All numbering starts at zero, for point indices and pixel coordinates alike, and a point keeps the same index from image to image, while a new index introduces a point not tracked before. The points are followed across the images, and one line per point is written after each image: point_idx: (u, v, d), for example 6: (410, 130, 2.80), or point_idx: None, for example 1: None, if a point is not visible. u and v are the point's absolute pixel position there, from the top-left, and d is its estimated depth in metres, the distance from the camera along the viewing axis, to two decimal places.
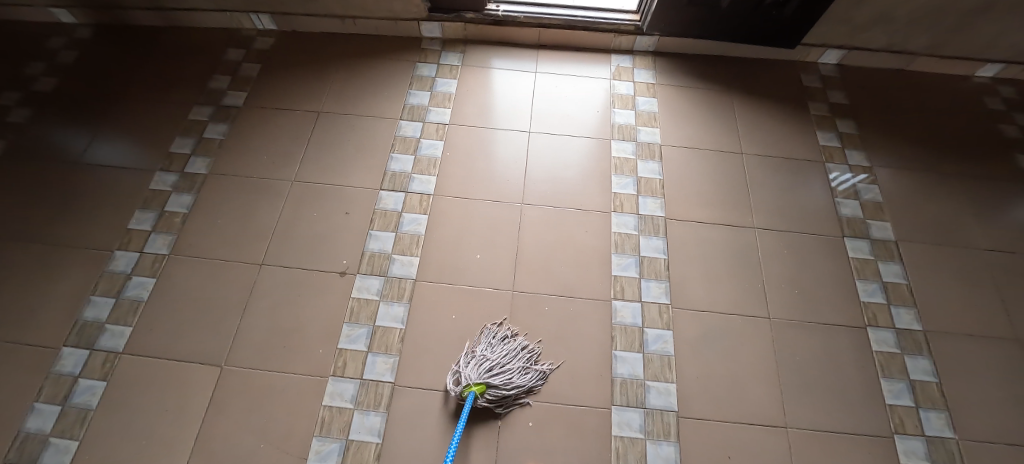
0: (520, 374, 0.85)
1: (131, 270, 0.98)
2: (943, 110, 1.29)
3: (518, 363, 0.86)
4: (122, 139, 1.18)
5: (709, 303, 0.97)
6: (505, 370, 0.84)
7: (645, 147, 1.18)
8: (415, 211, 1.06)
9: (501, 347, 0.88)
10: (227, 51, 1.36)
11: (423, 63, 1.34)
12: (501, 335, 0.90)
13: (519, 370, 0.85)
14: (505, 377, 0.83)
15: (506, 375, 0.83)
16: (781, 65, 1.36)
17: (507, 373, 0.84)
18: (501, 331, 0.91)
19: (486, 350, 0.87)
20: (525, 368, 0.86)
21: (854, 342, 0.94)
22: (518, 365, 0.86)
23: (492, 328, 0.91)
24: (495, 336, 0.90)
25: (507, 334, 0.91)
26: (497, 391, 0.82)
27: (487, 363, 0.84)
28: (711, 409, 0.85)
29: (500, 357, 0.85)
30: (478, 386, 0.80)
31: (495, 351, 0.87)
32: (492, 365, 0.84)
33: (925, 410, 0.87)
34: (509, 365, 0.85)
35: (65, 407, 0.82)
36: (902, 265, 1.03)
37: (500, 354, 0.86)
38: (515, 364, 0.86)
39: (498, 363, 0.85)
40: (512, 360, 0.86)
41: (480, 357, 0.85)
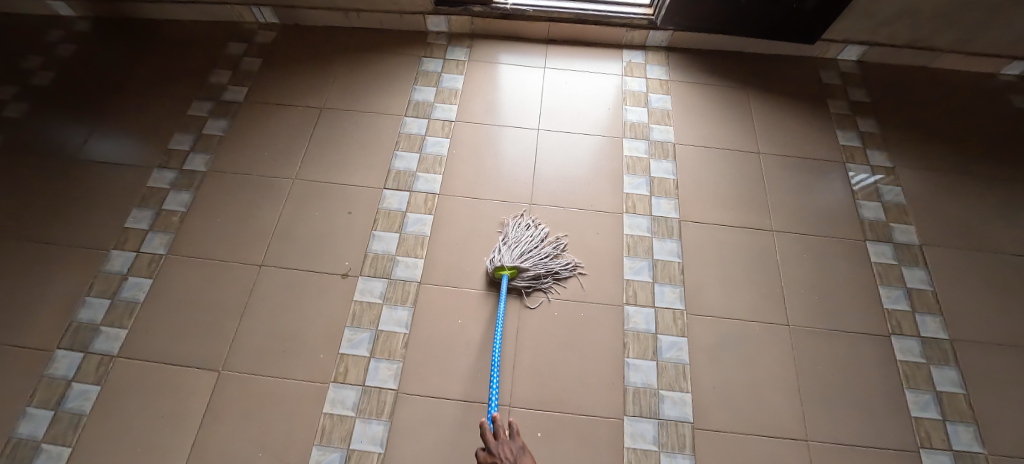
0: (550, 266, 0.94)
1: (127, 270, 0.95)
2: (968, 108, 1.24)
3: (546, 255, 0.95)
4: (119, 134, 1.14)
5: (726, 309, 0.93)
6: (536, 262, 0.94)
7: (658, 145, 1.14)
8: (420, 211, 1.03)
9: (529, 238, 0.97)
10: (228, 45, 1.32)
11: (429, 57, 1.30)
12: (526, 223, 1.00)
13: (549, 262, 0.95)
14: (535, 267, 0.93)
15: (534, 261, 0.94)
16: (799, 62, 1.31)
17: (538, 265, 0.94)
18: (524, 220, 1.01)
19: (513, 235, 0.97)
20: (552, 259, 0.96)
21: (878, 351, 0.90)
22: (546, 255, 0.95)
23: (520, 217, 1.01)
24: (520, 222, 1.00)
25: (531, 222, 1.01)
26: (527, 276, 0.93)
27: (519, 251, 0.94)
28: (728, 421, 0.81)
29: (527, 241, 0.96)
30: (510, 272, 0.91)
31: (523, 241, 0.96)
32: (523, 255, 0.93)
33: (953, 423, 0.82)
34: (538, 256, 0.95)
35: (58, 412, 0.79)
36: (928, 271, 0.99)
37: (526, 239, 0.97)
38: (542, 251, 0.96)
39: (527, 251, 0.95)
40: (543, 251, 0.96)
41: (511, 247, 0.94)
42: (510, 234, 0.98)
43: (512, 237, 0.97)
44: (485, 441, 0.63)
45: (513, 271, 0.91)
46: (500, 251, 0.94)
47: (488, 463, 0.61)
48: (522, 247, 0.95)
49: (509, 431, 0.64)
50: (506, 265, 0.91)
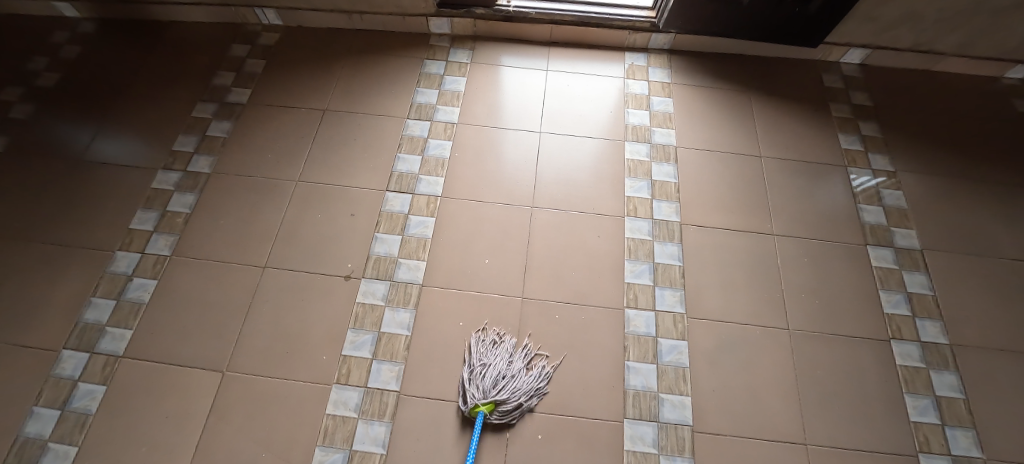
0: (526, 383, 0.83)
1: (132, 271, 0.96)
2: (971, 112, 1.24)
3: (518, 375, 0.83)
4: (124, 135, 1.15)
5: (727, 313, 0.93)
6: (512, 386, 0.81)
7: (660, 149, 1.15)
8: (422, 214, 1.04)
9: (497, 358, 0.85)
10: (231, 47, 1.33)
11: (431, 60, 1.30)
12: (491, 339, 0.88)
13: (524, 379, 0.83)
14: (513, 394, 0.81)
15: (510, 387, 0.81)
16: (801, 64, 1.31)
17: (516, 390, 0.81)
18: (488, 336, 0.89)
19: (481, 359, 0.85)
20: (527, 375, 0.84)
21: (878, 355, 0.90)
22: (519, 372, 0.84)
23: (485, 332, 0.89)
24: (483, 339, 0.88)
25: (495, 337, 0.89)
26: (508, 405, 0.80)
27: (492, 381, 0.81)
28: (727, 424, 0.82)
29: (496, 360, 0.84)
30: (488, 405, 0.78)
31: (490, 361, 0.84)
32: (495, 383, 0.81)
33: (951, 428, 0.83)
34: (511, 378, 0.82)
35: (64, 412, 0.80)
36: (928, 275, 0.99)
37: (495, 359, 0.85)
38: (515, 369, 0.84)
39: (499, 375, 0.82)
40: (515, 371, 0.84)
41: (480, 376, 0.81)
42: (477, 359, 0.85)
43: (478, 362, 0.84)
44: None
45: (490, 403, 0.79)
46: (471, 382, 0.81)
47: None
48: (490, 370, 0.82)
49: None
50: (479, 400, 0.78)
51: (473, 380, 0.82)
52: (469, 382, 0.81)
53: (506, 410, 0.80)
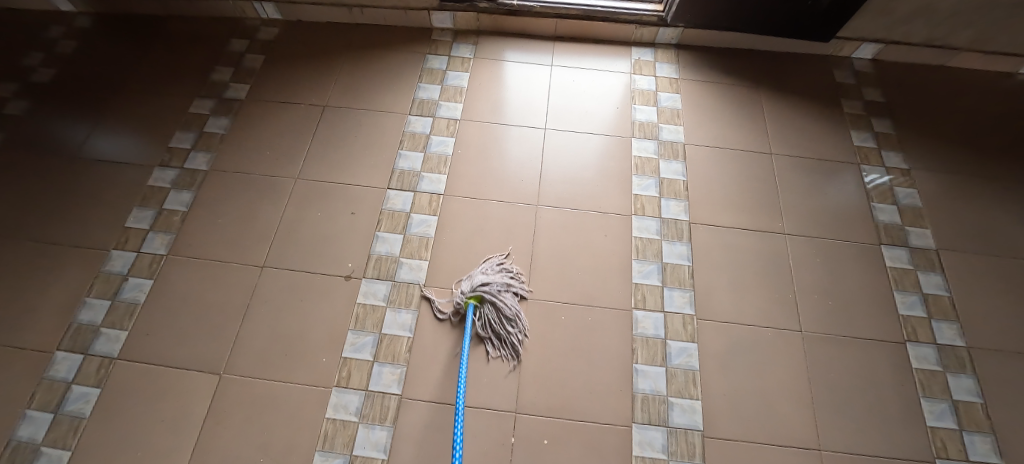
0: (511, 319, 0.87)
1: (128, 271, 0.94)
2: (985, 109, 1.21)
3: (504, 318, 0.87)
4: (120, 132, 1.13)
5: (737, 315, 0.91)
6: (501, 308, 0.88)
7: (668, 146, 1.12)
8: (424, 212, 1.01)
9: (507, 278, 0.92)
10: (230, 42, 1.30)
11: (434, 55, 1.28)
12: (506, 266, 0.94)
13: (511, 315, 0.88)
14: (495, 314, 0.87)
15: (490, 312, 0.88)
16: (812, 60, 1.28)
17: (499, 314, 0.87)
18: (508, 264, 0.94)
19: (489, 270, 0.92)
20: (508, 321, 0.87)
21: (893, 358, 0.88)
22: (506, 313, 0.87)
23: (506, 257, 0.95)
24: (502, 265, 0.94)
25: (512, 272, 0.93)
26: (486, 316, 0.88)
27: (486, 290, 0.88)
28: (739, 429, 0.79)
29: (497, 284, 0.90)
30: (474, 300, 0.87)
31: (502, 275, 0.92)
32: (490, 291, 0.88)
33: (969, 433, 0.80)
34: (504, 305, 0.88)
35: (57, 415, 0.78)
36: (944, 276, 0.96)
37: (498, 284, 0.90)
38: (506, 304, 0.88)
39: (498, 289, 0.90)
40: (503, 309, 0.88)
41: (486, 275, 0.90)
42: (487, 269, 0.92)
43: (485, 271, 0.92)
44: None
45: (477, 297, 0.88)
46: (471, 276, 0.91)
47: None
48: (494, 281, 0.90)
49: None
50: (470, 293, 0.88)
51: (473, 275, 0.90)
52: (473, 275, 0.91)
53: (479, 323, 0.87)
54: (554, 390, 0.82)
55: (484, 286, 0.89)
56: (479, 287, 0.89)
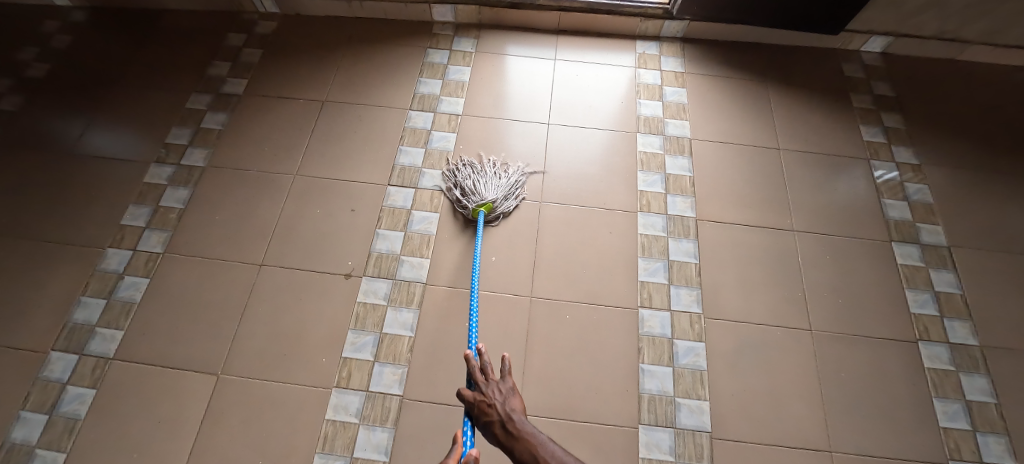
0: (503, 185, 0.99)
1: (124, 269, 0.92)
2: (997, 103, 1.19)
3: (497, 180, 0.99)
4: (116, 128, 1.11)
5: (745, 313, 0.89)
6: (495, 181, 0.99)
7: (673, 141, 1.10)
8: (425, 209, 0.99)
9: (481, 172, 1.00)
10: (228, 36, 1.28)
11: (435, 49, 1.25)
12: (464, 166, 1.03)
13: (500, 181, 0.99)
14: (500, 194, 0.97)
15: (496, 191, 0.97)
16: (820, 54, 1.26)
17: (499, 186, 0.98)
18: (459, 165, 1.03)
19: (461, 179, 1.00)
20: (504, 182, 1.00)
21: (905, 358, 0.86)
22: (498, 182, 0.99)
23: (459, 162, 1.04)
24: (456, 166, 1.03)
25: (463, 163, 1.03)
26: (499, 203, 0.97)
27: (477, 187, 0.96)
28: (748, 431, 0.77)
29: (468, 176, 1.00)
30: (486, 207, 0.94)
31: (475, 174, 1.00)
32: (484, 190, 0.96)
33: (983, 434, 0.78)
34: (494, 184, 0.98)
35: (52, 417, 0.77)
36: (956, 273, 0.94)
37: (468, 176, 1.00)
38: (489, 176, 0.99)
39: (485, 183, 0.98)
40: (490, 178, 0.99)
41: (470, 183, 0.97)
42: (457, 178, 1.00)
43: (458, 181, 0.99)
44: (475, 379, 0.59)
45: (486, 203, 0.95)
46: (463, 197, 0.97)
47: (477, 400, 0.56)
48: (475, 181, 0.98)
49: (501, 370, 0.58)
50: (479, 202, 0.94)
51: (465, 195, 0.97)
52: (465, 191, 0.97)
53: (501, 208, 0.97)
54: (558, 390, 0.80)
55: (474, 190, 0.96)
56: (475, 195, 0.95)
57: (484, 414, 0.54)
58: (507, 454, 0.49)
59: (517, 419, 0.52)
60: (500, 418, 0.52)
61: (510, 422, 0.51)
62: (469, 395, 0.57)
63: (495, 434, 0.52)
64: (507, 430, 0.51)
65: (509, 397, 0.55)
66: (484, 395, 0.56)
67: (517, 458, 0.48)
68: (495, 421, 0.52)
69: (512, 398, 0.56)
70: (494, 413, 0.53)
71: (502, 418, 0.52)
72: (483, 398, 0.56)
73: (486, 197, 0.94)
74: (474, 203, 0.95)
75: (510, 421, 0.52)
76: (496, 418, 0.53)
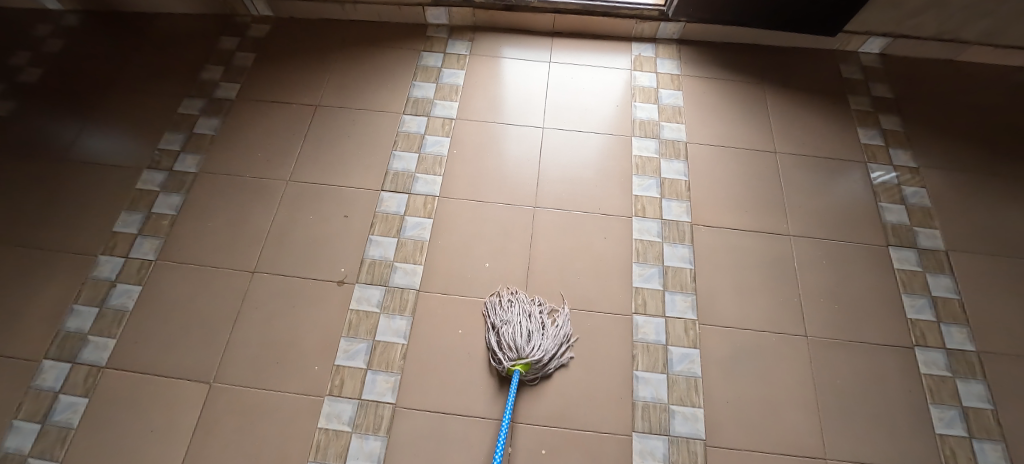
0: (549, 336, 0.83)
1: (116, 276, 0.92)
2: (996, 104, 1.17)
3: (546, 332, 0.83)
4: (109, 133, 1.10)
5: (740, 319, 0.88)
6: (543, 336, 0.82)
7: (669, 145, 1.09)
8: (419, 215, 0.99)
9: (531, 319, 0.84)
10: (221, 39, 1.27)
11: (429, 52, 1.25)
12: (512, 300, 0.87)
13: (551, 336, 0.82)
14: (545, 353, 0.80)
15: (542, 347, 0.81)
16: (818, 55, 1.25)
17: (546, 340, 0.82)
18: (506, 296, 0.88)
19: (503, 317, 0.85)
20: (554, 335, 0.83)
21: (901, 364, 0.85)
22: (548, 335, 0.82)
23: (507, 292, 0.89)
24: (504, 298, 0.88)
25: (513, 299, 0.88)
26: (541, 365, 0.81)
27: (520, 336, 0.81)
28: (742, 438, 0.77)
29: (512, 319, 0.84)
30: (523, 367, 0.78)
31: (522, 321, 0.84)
32: (528, 346, 0.80)
33: (980, 441, 0.77)
34: (541, 340, 0.81)
35: (44, 426, 0.76)
36: (953, 278, 0.94)
37: (513, 317, 0.84)
38: (536, 323, 0.83)
39: (529, 334, 0.82)
40: (538, 327, 0.83)
41: (511, 332, 0.81)
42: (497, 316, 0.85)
43: (498, 321, 0.84)
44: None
45: (524, 364, 0.78)
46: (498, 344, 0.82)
47: None
48: (520, 330, 0.82)
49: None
50: (515, 359, 0.78)
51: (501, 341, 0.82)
52: (502, 341, 0.81)
53: (543, 368, 0.81)
54: (552, 398, 0.80)
55: (518, 342, 0.80)
56: (514, 349, 0.79)
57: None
58: None
59: None
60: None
61: None
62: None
63: None
64: None
65: None
66: None
67: None
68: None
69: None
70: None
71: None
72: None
73: (525, 356, 0.78)
74: (509, 360, 0.79)
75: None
76: None
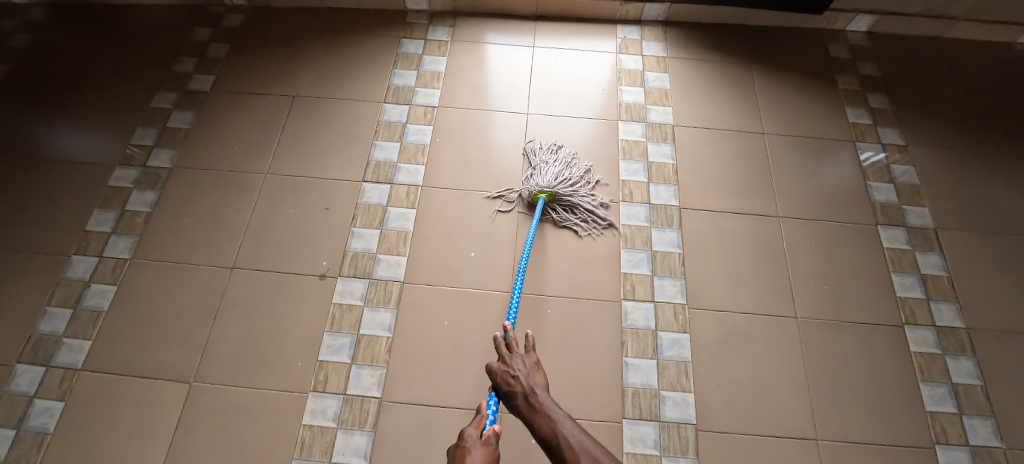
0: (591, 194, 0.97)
1: (90, 277, 0.89)
2: (983, 80, 1.17)
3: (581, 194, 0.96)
4: (79, 129, 1.07)
5: (730, 302, 0.87)
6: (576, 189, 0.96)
7: (656, 128, 1.07)
8: (401, 205, 0.96)
9: (570, 166, 0.99)
10: (194, 30, 1.23)
11: (409, 39, 1.21)
12: (558, 151, 1.02)
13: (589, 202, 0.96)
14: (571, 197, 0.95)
15: (570, 188, 0.96)
16: (806, 35, 1.23)
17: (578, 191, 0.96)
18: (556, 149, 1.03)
19: (544, 159, 1.00)
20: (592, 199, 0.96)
21: (891, 343, 0.85)
22: (582, 194, 0.96)
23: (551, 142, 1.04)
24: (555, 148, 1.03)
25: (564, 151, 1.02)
26: (562, 202, 0.95)
27: (556, 176, 0.96)
28: (733, 422, 0.76)
29: (554, 163, 0.99)
30: (548, 194, 0.93)
31: (558, 163, 0.99)
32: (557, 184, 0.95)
33: (970, 417, 0.77)
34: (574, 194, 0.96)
35: (20, 431, 0.74)
36: (943, 256, 0.93)
37: (554, 161, 1.00)
38: (576, 178, 0.98)
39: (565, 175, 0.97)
40: (577, 181, 0.98)
41: (542, 171, 0.97)
42: (537, 160, 1.00)
43: (537, 162, 1.00)
44: (500, 353, 0.65)
45: (549, 193, 0.94)
46: (534, 178, 0.97)
47: (499, 369, 0.62)
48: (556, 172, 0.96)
49: (524, 347, 0.65)
50: (542, 188, 0.93)
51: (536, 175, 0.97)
52: (534, 173, 0.98)
53: (559, 206, 0.96)
54: None
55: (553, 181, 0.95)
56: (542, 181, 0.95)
57: (508, 385, 0.60)
58: (526, 425, 0.55)
59: (540, 392, 0.57)
60: (524, 387, 0.59)
61: (533, 394, 0.57)
62: (496, 366, 0.63)
63: (518, 405, 0.58)
64: (529, 401, 0.57)
65: (529, 369, 0.61)
66: (508, 366, 0.62)
67: (535, 430, 0.53)
68: (519, 390, 0.59)
69: (535, 372, 0.61)
70: (518, 384, 0.59)
71: (526, 390, 0.58)
72: (507, 371, 0.62)
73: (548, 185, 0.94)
74: (537, 188, 0.94)
75: (533, 391, 0.58)
76: (521, 390, 0.58)
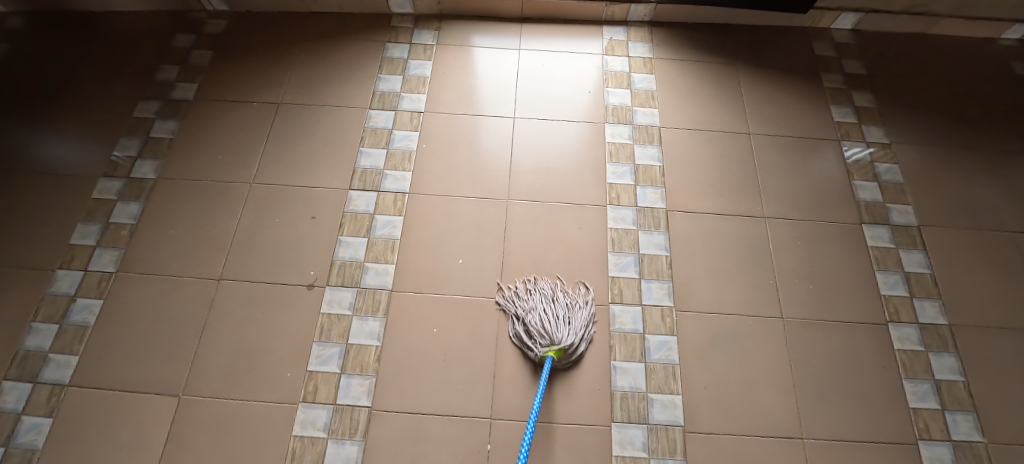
0: (576, 309, 0.85)
1: (76, 291, 0.88)
2: (966, 76, 1.18)
3: (578, 321, 0.83)
4: (60, 140, 1.05)
5: (717, 304, 0.88)
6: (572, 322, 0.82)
7: (642, 130, 1.07)
8: (389, 212, 0.96)
9: (561, 302, 0.85)
10: (175, 37, 1.22)
11: (394, 43, 1.21)
12: (541, 287, 0.87)
13: (580, 317, 0.83)
14: (575, 334, 0.81)
15: (567, 327, 0.81)
16: (791, 33, 1.24)
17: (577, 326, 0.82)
18: (536, 285, 0.88)
19: (532, 302, 0.85)
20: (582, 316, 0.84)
21: (875, 340, 0.86)
22: (578, 323, 0.82)
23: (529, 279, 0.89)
24: (535, 286, 0.88)
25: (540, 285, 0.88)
26: (572, 350, 0.80)
27: (554, 323, 0.81)
28: (721, 422, 0.77)
29: (541, 304, 0.84)
30: (557, 352, 0.78)
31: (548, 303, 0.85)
32: (567, 338, 0.79)
33: (952, 412, 0.79)
34: (570, 323, 0.82)
35: (8, 449, 0.73)
36: (926, 253, 0.94)
37: (538, 304, 0.84)
38: (561, 305, 0.84)
39: (564, 319, 0.82)
40: (567, 311, 0.84)
41: (536, 321, 0.81)
42: (523, 307, 0.84)
43: (523, 311, 0.84)
44: None
45: (556, 350, 0.78)
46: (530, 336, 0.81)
47: None
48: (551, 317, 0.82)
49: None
50: (548, 346, 0.78)
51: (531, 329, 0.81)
52: (531, 327, 0.81)
53: (574, 352, 0.81)
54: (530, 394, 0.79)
55: (555, 336, 0.79)
56: (546, 335, 0.80)
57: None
58: None
59: None
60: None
61: None
62: None
63: None
64: None
65: None
66: None
67: None
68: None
69: None
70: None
71: None
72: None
73: (557, 341, 0.78)
74: (542, 347, 0.79)
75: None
76: None
